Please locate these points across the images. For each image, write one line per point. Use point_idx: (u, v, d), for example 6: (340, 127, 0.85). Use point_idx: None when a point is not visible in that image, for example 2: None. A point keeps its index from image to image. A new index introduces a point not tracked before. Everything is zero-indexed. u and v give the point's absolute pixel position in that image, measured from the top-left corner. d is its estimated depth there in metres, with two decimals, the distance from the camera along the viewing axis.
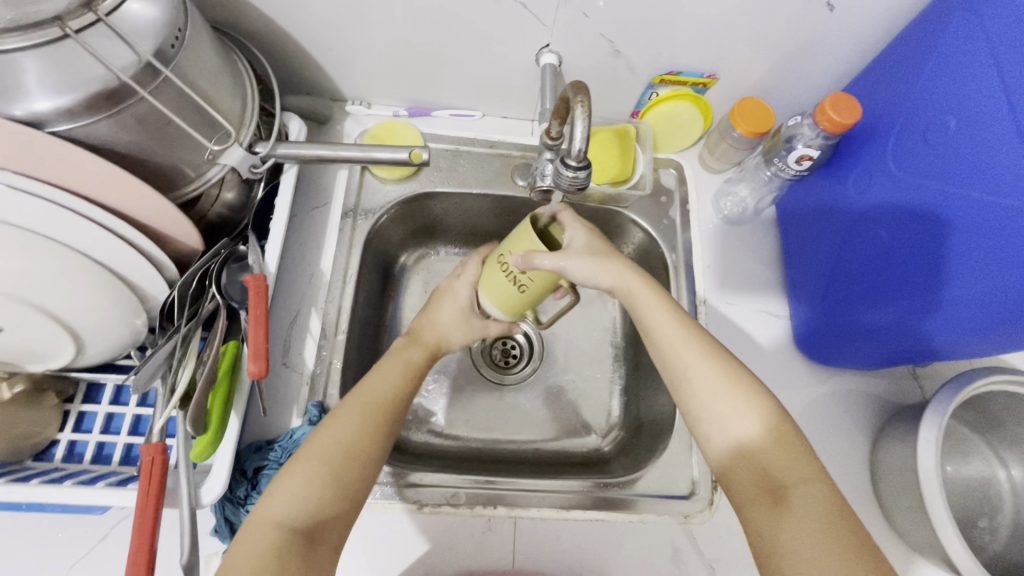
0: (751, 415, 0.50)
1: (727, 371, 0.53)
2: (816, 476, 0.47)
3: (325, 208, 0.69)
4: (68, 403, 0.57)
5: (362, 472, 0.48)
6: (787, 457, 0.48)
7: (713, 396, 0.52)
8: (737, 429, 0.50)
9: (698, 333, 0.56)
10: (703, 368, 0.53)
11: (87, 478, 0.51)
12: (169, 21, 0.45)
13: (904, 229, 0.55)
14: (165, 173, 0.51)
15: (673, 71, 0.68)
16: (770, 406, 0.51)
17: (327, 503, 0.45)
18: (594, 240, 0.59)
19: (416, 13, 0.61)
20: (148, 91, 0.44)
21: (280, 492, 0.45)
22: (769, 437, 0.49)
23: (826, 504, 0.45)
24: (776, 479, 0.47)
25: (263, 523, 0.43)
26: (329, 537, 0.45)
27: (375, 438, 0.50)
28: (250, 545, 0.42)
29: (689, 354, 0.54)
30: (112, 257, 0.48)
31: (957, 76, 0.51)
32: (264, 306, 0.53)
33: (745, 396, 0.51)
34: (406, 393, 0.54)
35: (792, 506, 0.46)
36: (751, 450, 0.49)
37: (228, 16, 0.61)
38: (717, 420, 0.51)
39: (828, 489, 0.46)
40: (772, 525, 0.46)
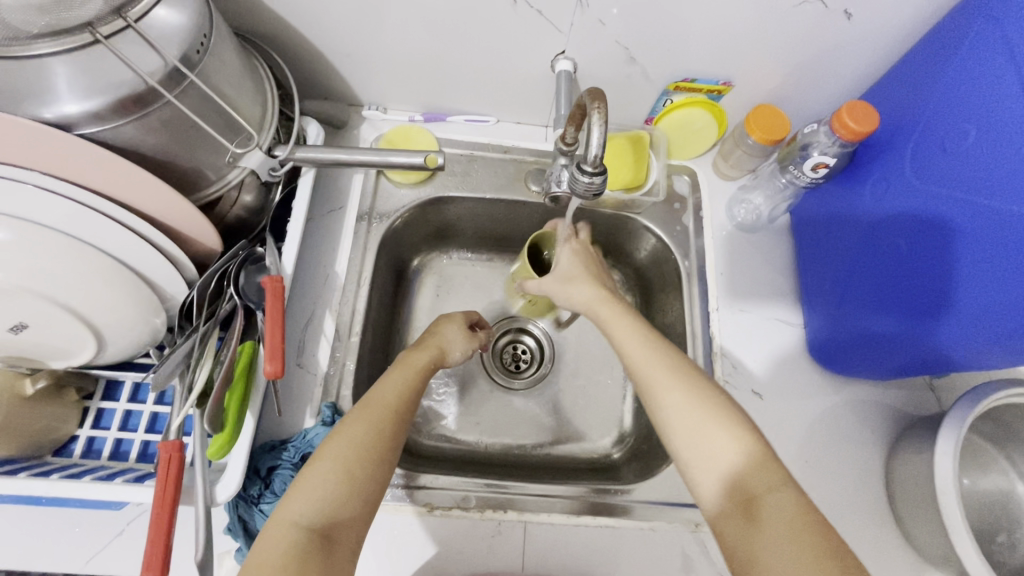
0: (723, 425, 0.49)
1: (690, 386, 0.52)
2: (785, 483, 0.46)
3: (341, 211, 0.70)
4: (88, 400, 0.58)
5: (381, 472, 0.49)
6: (754, 465, 0.47)
7: (682, 410, 0.51)
8: (709, 440, 0.49)
9: (668, 349, 0.56)
10: (672, 383, 0.53)
11: (105, 474, 0.52)
12: (195, 27, 0.46)
13: (921, 238, 0.55)
14: (187, 175, 0.52)
15: (687, 78, 0.68)
16: (739, 415, 0.50)
17: (343, 506, 0.46)
18: (574, 263, 0.66)
19: (434, 20, 0.61)
20: (173, 95, 0.46)
21: (298, 495, 0.45)
22: (738, 443, 0.48)
23: (798, 510, 0.44)
24: (746, 488, 0.46)
25: (282, 523, 0.44)
26: (347, 538, 0.45)
27: (385, 438, 0.50)
28: (271, 548, 0.42)
29: (658, 366, 0.54)
30: (134, 257, 0.49)
31: (978, 84, 0.50)
32: (280, 306, 0.54)
33: (715, 405, 0.51)
34: (413, 396, 0.55)
35: (764, 516, 0.45)
36: (721, 459, 0.48)
37: (249, 22, 0.63)
38: (688, 433, 0.50)
39: (796, 496, 0.45)
40: (748, 537, 0.45)
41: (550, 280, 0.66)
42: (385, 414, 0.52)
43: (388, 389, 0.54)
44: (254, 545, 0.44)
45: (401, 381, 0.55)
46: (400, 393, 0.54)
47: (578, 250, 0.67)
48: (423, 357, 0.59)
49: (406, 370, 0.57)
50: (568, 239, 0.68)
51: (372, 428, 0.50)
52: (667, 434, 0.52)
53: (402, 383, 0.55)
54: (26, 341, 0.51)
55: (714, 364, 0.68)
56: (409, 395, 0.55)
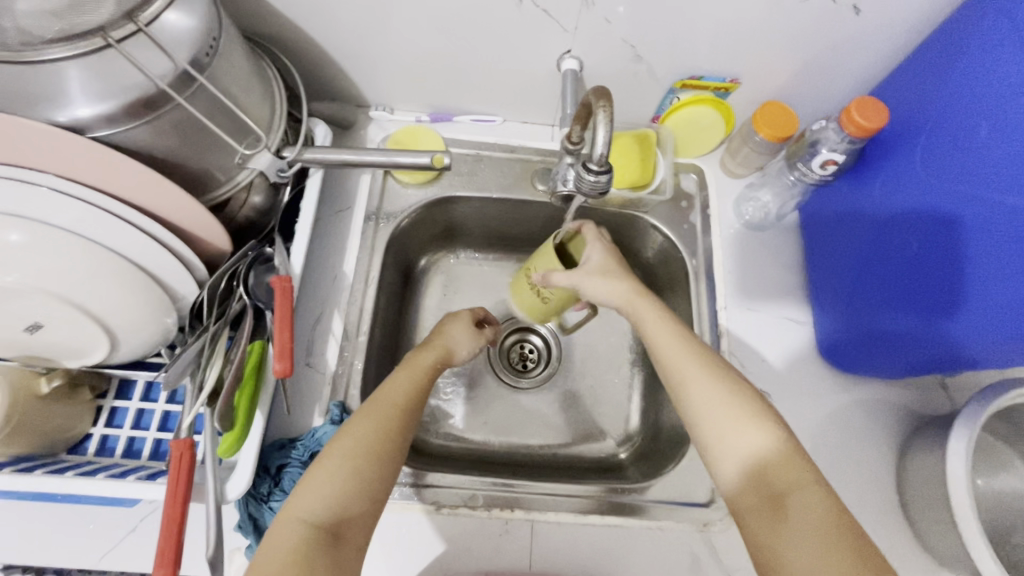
0: (749, 422, 0.49)
1: (722, 381, 0.52)
2: (814, 482, 0.45)
3: (348, 212, 0.70)
4: (101, 399, 0.58)
5: (388, 471, 0.49)
6: (783, 462, 0.47)
7: (710, 407, 0.51)
8: (737, 436, 0.49)
9: (697, 345, 0.55)
10: (701, 377, 0.52)
11: (119, 471, 0.53)
12: (205, 30, 0.47)
13: (931, 237, 0.54)
14: (197, 177, 0.53)
15: (694, 75, 0.68)
16: (768, 412, 0.50)
17: (351, 503, 0.46)
18: (608, 260, 0.63)
19: (440, 20, 0.62)
20: (183, 98, 0.46)
21: (305, 492, 0.46)
22: (769, 439, 0.48)
23: (825, 507, 0.44)
24: (772, 484, 0.46)
25: (290, 520, 0.44)
26: (354, 535, 0.46)
27: (392, 438, 0.50)
28: (279, 544, 0.43)
29: (687, 362, 0.54)
30: (145, 257, 0.50)
31: (989, 80, 0.50)
32: (289, 306, 0.54)
33: (744, 401, 0.50)
34: (421, 394, 0.55)
35: (789, 513, 0.45)
36: (750, 457, 0.48)
37: (258, 24, 0.63)
38: (718, 431, 0.50)
39: (825, 495, 0.45)
40: (771, 534, 0.45)
41: (582, 273, 0.61)
42: (393, 414, 0.52)
43: (395, 388, 0.54)
44: (263, 542, 0.44)
45: (409, 380, 0.55)
46: (408, 392, 0.54)
47: (608, 249, 0.64)
48: (430, 355, 0.59)
49: (414, 368, 0.57)
50: (595, 234, 0.65)
51: (379, 427, 0.50)
52: (696, 429, 0.51)
53: (409, 383, 0.55)
54: (42, 340, 0.51)
55: None
56: (416, 395, 0.55)
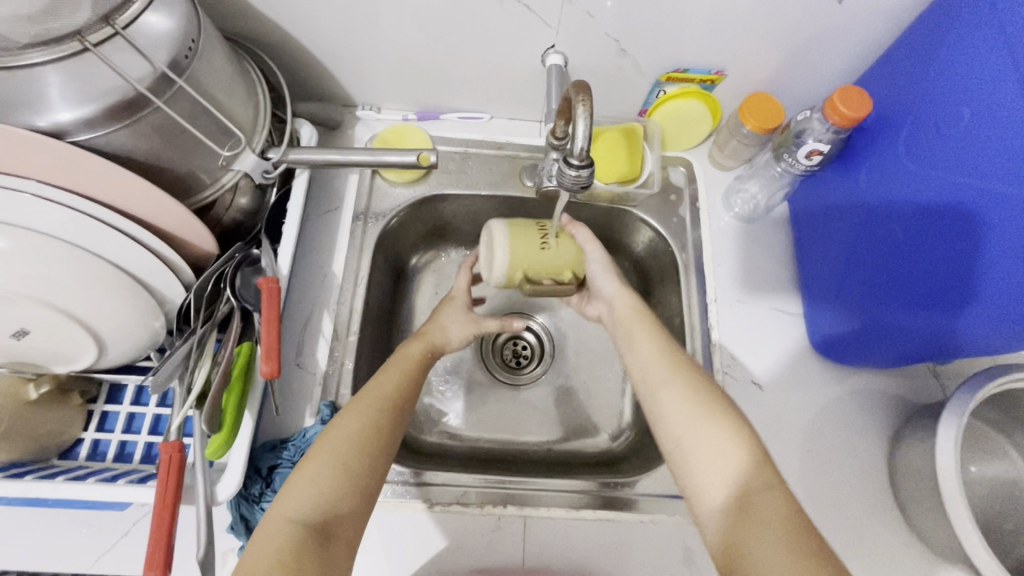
0: (717, 424, 0.50)
1: (691, 386, 0.54)
2: (777, 484, 0.46)
3: (337, 212, 0.71)
4: (93, 403, 0.59)
5: (379, 465, 0.49)
6: (748, 462, 0.48)
7: (682, 411, 0.52)
8: (703, 435, 0.50)
9: (676, 355, 0.57)
10: (669, 384, 0.54)
11: (109, 476, 0.53)
12: (183, 32, 0.47)
13: (920, 225, 0.54)
14: (182, 179, 0.53)
15: (680, 68, 0.67)
16: (733, 415, 0.51)
17: (339, 500, 0.46)
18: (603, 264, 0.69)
19: (423, 17, 0.61)
20: (163, 100, 0.46)
21: (293, 492, 0.46)
22: (731, 434, 0.49)
23: (787, 509, 0.44)
24: (740, 486, 0.47)
25: (279, 519, 0.44)
26: (346, 532, 0.45)
27: (382, 432, 0.51)
28: (267, 544, 0.42)
29: (660, 372, 0.56)
30: (130, 261, 0.50)
31: (969, 67, 0.50)
32: (276, 307, 0.54)
33: (711, 405, 0.52)
34: (411, 390, 0.56)
35: (755, 514, 0.44)
36: (716, 455, 0.49)
37: (240, 26, 0.63)
38: (687, 437, 0.51)
39: (787, 495, 0.45)
40: (739, 536, 0.44)
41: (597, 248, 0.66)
42: (383, 408, 0.52)
43: (385, 383, 0.54)
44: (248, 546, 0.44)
45: (398, 375, 0.56)
46: (399, 386, 0.55)
47: None
48: (422, 347, 0.60)
49: (403, 363, 0.57)
50: None
51: (370, 421, 0.51)
52: (666, 434, 0.53)
53: (398, 377, 0.55)
54: (29, 347, 0.51)
55: (713, 355, 0.68)
56: (406, 389, 0.55)
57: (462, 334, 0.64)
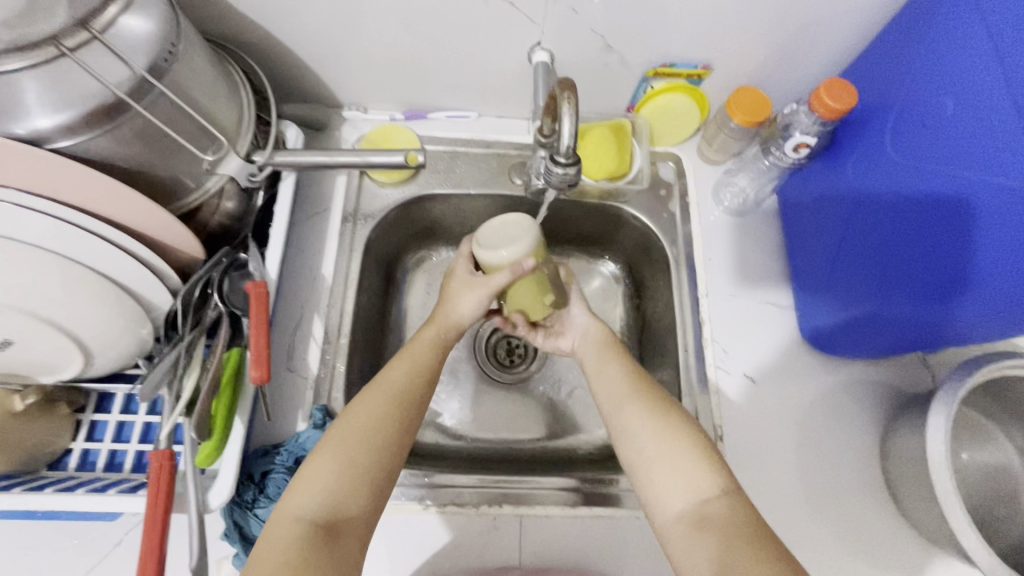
0: (677, 437, 0.51)
1: (650, 400, 0.55)
2: (732, 491, 0.48)
3: (325, 214, 0.70)
4: (81, 413, 0.58)
5: (389, 459, 0.49)
6: (703, 471, 0.49)
7: (642, 427, 0.53)
8: (662, 447, 0.51)
9: (640, 375, 0.58)
10: (629, 401, 0.55)
11: (100, 485, 0.53)
12: (162, 35, 0.46)
13: (906, 215, 0.54)
14: (165, 184, 0.52)
15: (666, 63, 0.67)
16: (689, 426, 0.53)
17: (346, 496, 0.46)
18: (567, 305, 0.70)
19: (407, 16, 0.61)
20: (142, 105, 0.45)
21: (300, 490, 0.46)
22: (691, 442, 0.51)
23: (741, 517, 0.46)
24: (698, 497, 0.48)
25: (286, 517, 0.44)
26: (355, 528, 0.46)
27: (389, 425, 0.50)
28: (275, 542, 0.43)
29: (624, 390, 0.57)
30: (113, 268, 0.49)
31: (952, 57, 0.50)
32: (264, 313, 0.54)
33: (669, 417, 0.53)
34: (423, 377, 0.55)
35: (713, 526, 0.46)
36: (673, 468, 0.50)
37: (222, 28, 0.62)
38: (647, 452, 0.52)
39: (736, 501, 0.47)
40: (698, 549, 0.45)
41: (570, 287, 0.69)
42: (393, 401, 0.52)
43: (396, 375, 0.54)
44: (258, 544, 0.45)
45: (411, 364, 0.55)
46: (410, 377, 0.54)
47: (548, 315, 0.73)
48: (436, 334, 0.59)
49: (410, 352, 0.57)
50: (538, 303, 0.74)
51: (374, 414, 0.51)
52: (627, 452, 0.53)
53: (410, 368, 0.55)
54: (14, 358, 0.51)
55: (705, 350, 0.68)
56: (420, 379, 0.55)
57: (473, 302, 0.59)
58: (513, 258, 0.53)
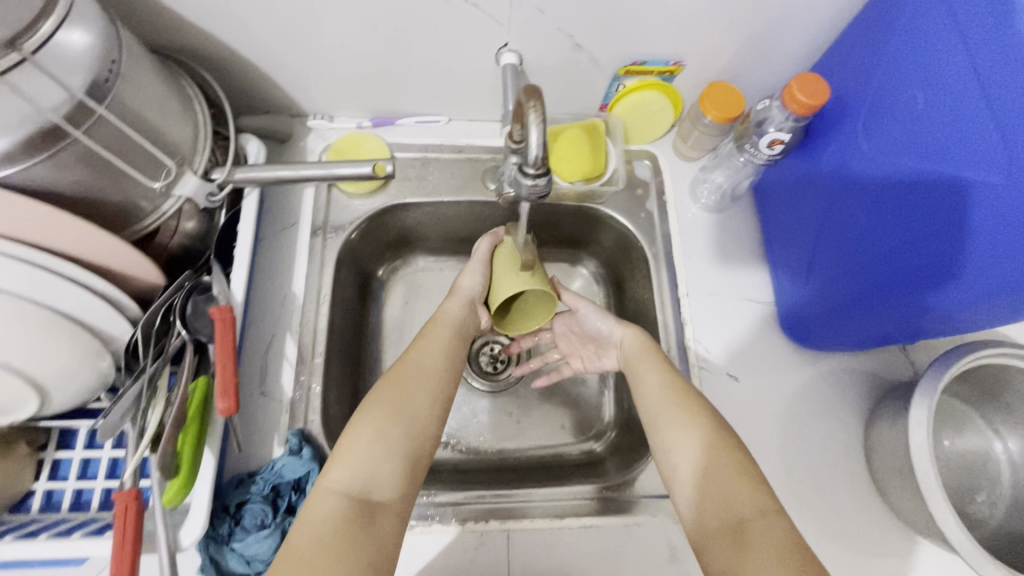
0: (708, 453, 0.51)
1: (692, 413, 0.54)
2: (775, 512, 0.46)
3: (293, 229, 0.68)
4: (42, 451, 0.55)
5: (422, 435, 0.51)
6: (746, 487, 0.48)
7: (681, 436, 0.53)
8: (698, 463, 0.51)
9: (682, 385, 0.56)
10: (673, 411, 0.54)
11: (64, 528, 0.50)
12: (103, 53, 0.43)
13: (877, 209, 0.54)
14: (118, 210, 0.49)
15: (637, 61, 0.66)
16: (730, 441, 0.51)
17: (380, 472, 0.48)
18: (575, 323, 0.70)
19: (368, 21, 0.59)
20: (82, 130, 0.43)
21: (337, 465, 0.48)
22: (732, 458, 0.50)
23: (785, 538, 0.44)
24: (734, 514, 0.47)
25: (323, 491, 0.46)
26: (389, 504, 0.47)
27: (416, 405, 0.52)
28: (315, 515, 0.45)
29: (664, 402, 0.55)
30: (65, 302, 0.47)
31: (921, 52, 0.50)
32: (231, 339, 0.51)
33: (710, 430, 0.52)
34: (449, 359, 0.57)
35: (752, 541, 0.45)
36: (712, 482, 0.49)
37: (172, 39, 0.59)
38: (684, 462, 0.51)
39: (783, 522, 0.46)
40: (733, 563, 0.45)
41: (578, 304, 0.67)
42: (420, 379, 0.54)
43: (423, 355, 0.56)
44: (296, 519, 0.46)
45: (437, 345, 0.58)
46: (432, 358, 0.56)
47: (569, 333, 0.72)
48: (454, 310, 0.61)
49: (435, 334, 0.59)
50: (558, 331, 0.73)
51: (402, 393, 0.52)
52: (666, 464, 0.53)
53: (436, 348, 0.57)
54: None
55: (688, 350, 0.68)
56: (446, 359, 0.57)
57: (472, 275, 0.62)
58: (487, 232, 0.64)
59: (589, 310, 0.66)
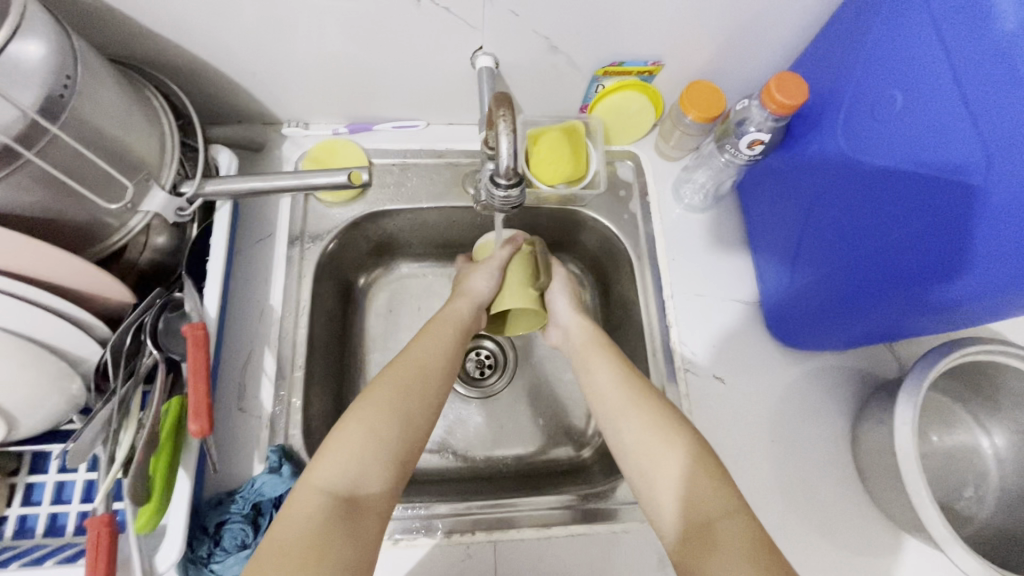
0: (678, 454, 0.50)
1: (651, 414, 0.53)
2: (741, 509, 0.46)
3: (270, 239, 0.66)
4: (14, 476, 0.53)
5: (414, 435, 0.50)
6: (712, 486, 0.47)
7: (642, 435, 0.52)
8: (662, 465, 0.50)
9: (633, 379, 0.56)
10: (628, 410, 0.54)
11: (37, 556, 0.50)
12: (55, 67, 0.42)
13: (862, 209, 0.53)
14: (82, 228, 0.48)
15: (615, 62, 0.65)
16: (690, 437, 0.51)
17: (368, 471, 0.46)
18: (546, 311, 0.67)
19: (338, 27, 0.57)
20: (35, 151, 0.42)
21: (324, 460, 0.46)
22: (693, 458, 0.49)
23: (749, 541, 0.44)
24: (700, 514, 0.46)
25: (309, 487, 0.45)
26: (375, 504, 0.46)
27: (410, 405, 0.51)
28: (299, 513, 0.43)
29: (621, 401, 0.55)
30: (29, 325, 0.46)
31: (901, 50, 0.49)
32: (204, 357, 0.50)
33: (668, 428, 0.52)
34: (448, 357, 0.56)
35: (719, 542, 0.44)
36: (677, 483, 0.49)
37: (137, 49, 0.58)
38: (648, 463, 0.51)
39: (750, 522, 0.45)
40: (702, 562, 0.44)
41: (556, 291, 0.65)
42: (417, 377, 0.53)
43: (421, 352, 0.55)
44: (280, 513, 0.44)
45: (437, 342, 0.56)
46: (431, 355, 0.55)
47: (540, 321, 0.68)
48: (461, 309, 0.60)
49: (437, 329, 0.58)
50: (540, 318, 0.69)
51: (400, 390, 0.51)
52: (628, 464, 0.52)
53: (434, 344, 0.56)
54: None
55: (674, 353, 0.67)
56: (444, 355, 0.56)
57: (485, 279, 0.62)
58: (506, 239, 0.65)
59: (558, 291, 0.65)
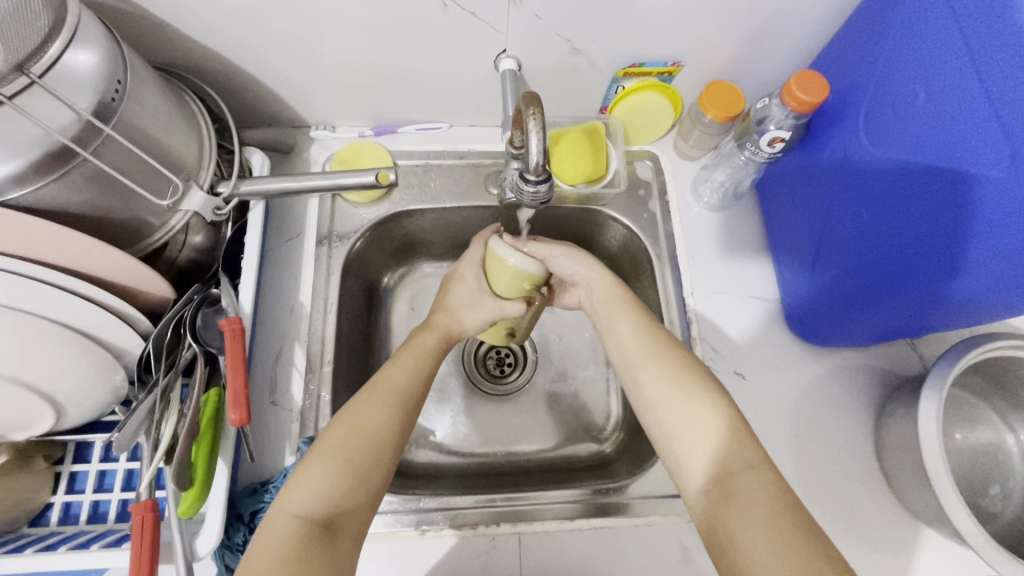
0: (704, 406, 0.50)
1: (672, 364, 0.54)
2: (763, 463, 0.47)
3: (299, 239, 0.68)
4: (59, 465, 0.56)
5: (384, 463, 0.50)
6: (735, 441, 0.48)
7: (660, 389, 0.53)
8: (686, 415, 0.51)
9: (651, 330, 0.57)
10: (648, 362, 0.55)
11: (82, 540, 0.51)
12: (108, 73, 0.44)
13: (882, 204, 0.53)
14: (126, 227, 0.50)
15: (636, 62, 0.66)
16: (716, 391, 0.52)
17: (345, 496, 0.47)
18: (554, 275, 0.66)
19: (369, 33, 0.59)
20: (89, 151, 0.44)
21: (298, 487, 0.47)
22: (716, 412, 0.50)
23: (771, 492, 0.45)
24: (722, 465, 0.48)
25: (283, 514, 0.45)
26: (350, 527, 0.47)
27: (387, 433, 0.51)
28: (272, 539, 0.44)
29: (641, 352, 0.56)
30: (79, 319, 0.48)
31: (925, 47, 0.49)
32: (240, 349, 0.52)
33: (689, 378, 0.53)
34: (423, 376, 0.56)
35: (739, 493, 0.45)
36: (701, 432, 0.50)
37: (176, 55, 0.60)
38: (669, 411, 0.52)
39: (772, 473, 0.46)
40: (725, 513, 0.45)
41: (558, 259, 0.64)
42: (394, 403, 0.52)
43: (397, 374, 0.55)
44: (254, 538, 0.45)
45: (415, 368, 0.56)
46: (409, 379, 0.55)
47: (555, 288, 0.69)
48: (426, 338, 0.59)
49: (415, 353, 0.58)
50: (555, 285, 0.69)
51: (376, 417, 0.51)
52: (650, 413, 0.53)
53: (411, 366, 0.56)
54: None
55: (695, 349, 0.68)
56: (417, 381, 0.55)
57: (476, 316, 0.63)
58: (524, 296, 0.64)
59: (561, 253, 0.63)
